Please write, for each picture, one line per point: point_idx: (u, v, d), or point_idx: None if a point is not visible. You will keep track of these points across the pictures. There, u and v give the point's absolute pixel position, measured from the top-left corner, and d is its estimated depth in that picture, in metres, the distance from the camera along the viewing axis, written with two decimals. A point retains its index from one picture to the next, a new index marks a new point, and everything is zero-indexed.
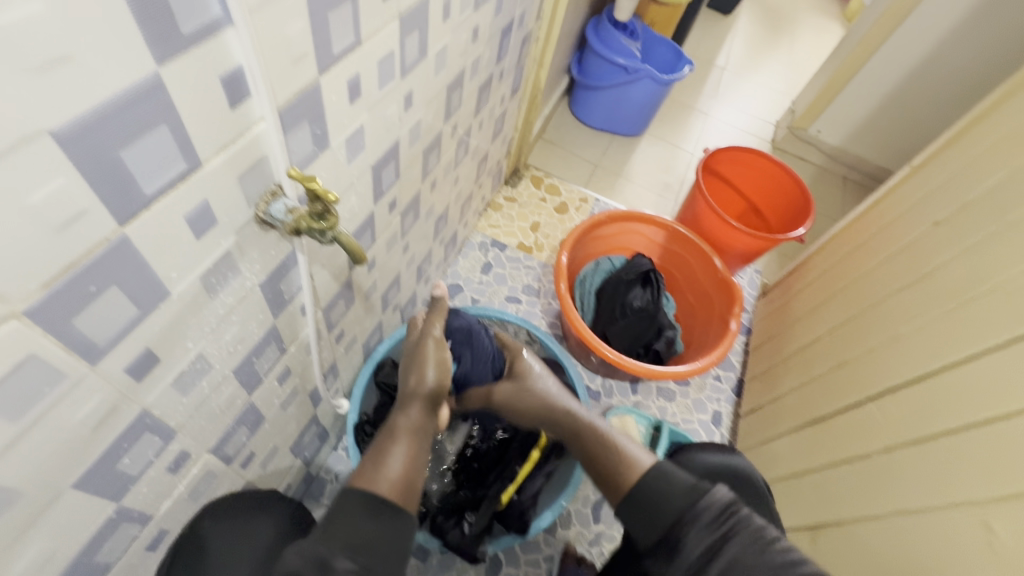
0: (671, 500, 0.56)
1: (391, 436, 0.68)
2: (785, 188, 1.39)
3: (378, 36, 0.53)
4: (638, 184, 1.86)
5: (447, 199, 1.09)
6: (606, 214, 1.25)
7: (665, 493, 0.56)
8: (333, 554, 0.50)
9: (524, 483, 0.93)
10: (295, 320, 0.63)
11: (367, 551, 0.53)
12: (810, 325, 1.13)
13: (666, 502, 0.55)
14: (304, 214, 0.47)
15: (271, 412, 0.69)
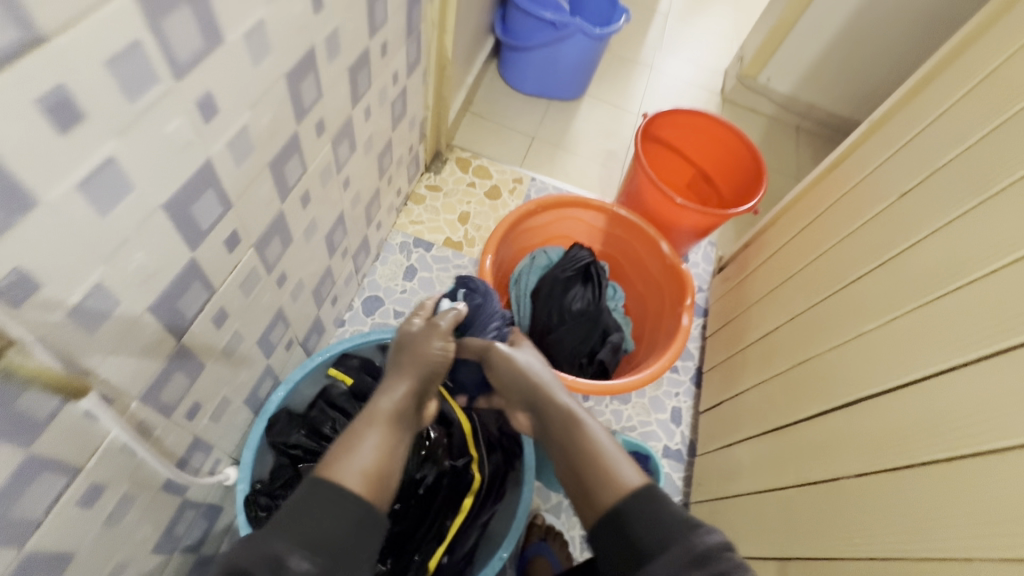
0: (663, 528, 0.53)
1: (365, 425, 0.63)
2: (735, 151, 1.25)
3: (84, 20, 0.33)
4: (580, 155, 1.68)
5: (338, 207, 0.90)
6: (535, 203, 1.08)
7: (653, 525, 0.53)
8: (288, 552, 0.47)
9: (455, 539, 0.81)
10: (78, 431, 0.46)
11: (326, 550, 0.49)
12: (767, 312, 1.01)
13: (648, 533, 0.53)
14: None
15: (87, 538, 0.53)
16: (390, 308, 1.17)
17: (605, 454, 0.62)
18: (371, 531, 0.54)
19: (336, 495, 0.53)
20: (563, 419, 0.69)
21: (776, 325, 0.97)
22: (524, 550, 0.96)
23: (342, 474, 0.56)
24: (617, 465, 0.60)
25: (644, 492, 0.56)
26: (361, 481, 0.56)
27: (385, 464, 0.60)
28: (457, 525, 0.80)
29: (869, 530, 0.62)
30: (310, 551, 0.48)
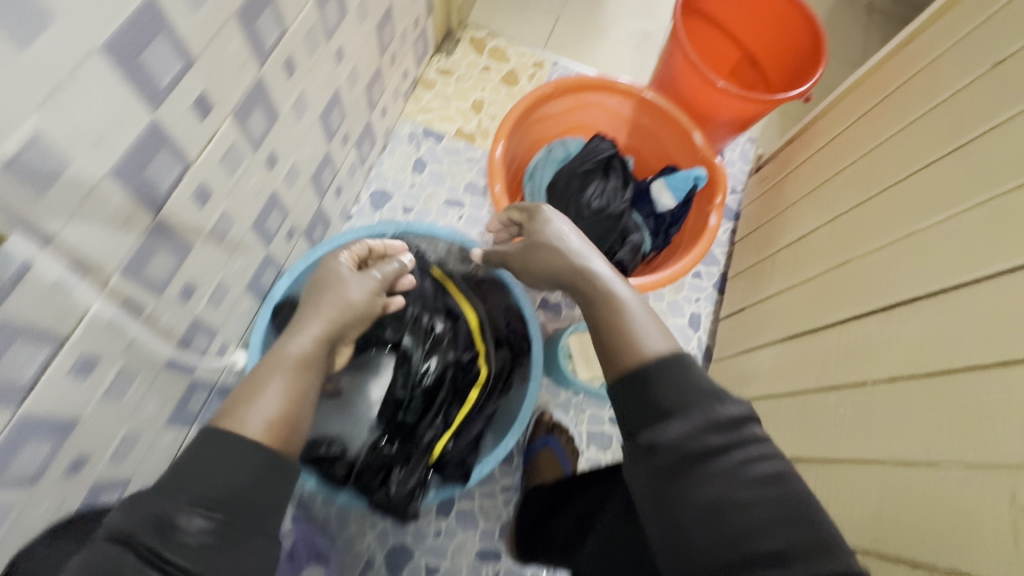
0: (693, 386, 0.45)
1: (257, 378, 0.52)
2: (791, 27, 1.06)
3: None
4: (610, 36, 1.49)
5: (334, 81, 0.81)
6: (555, 85, 0.95)
7: (674, 389, 0.45)
8: (174, 511, 0.39)
9: (462, 427, 0.82)
10: (53, 301, 0.44)
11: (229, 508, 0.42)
12: (806, 213, 0.91)
13: (675, 395, 0.45)
14: None
15: (91, 407, 0.54)
16: (398, 203, 1.11)
17: (628, 313, 0.53)
18: (281, 469, 0.46)
19: (231, 443, 0.44)
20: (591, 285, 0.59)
21: (813, 227, 0.87)
22: (531, 444, 0.97)
23: (241, 423, 0.46)
24: (641, 331, 0.51)
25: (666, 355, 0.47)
26: (266, 430, 0.47)
27: (297, 409, 0.51)
28: (463, 414, 0.82)
29: (894, 434, 0.58)
30: (205, 506, 0.41)
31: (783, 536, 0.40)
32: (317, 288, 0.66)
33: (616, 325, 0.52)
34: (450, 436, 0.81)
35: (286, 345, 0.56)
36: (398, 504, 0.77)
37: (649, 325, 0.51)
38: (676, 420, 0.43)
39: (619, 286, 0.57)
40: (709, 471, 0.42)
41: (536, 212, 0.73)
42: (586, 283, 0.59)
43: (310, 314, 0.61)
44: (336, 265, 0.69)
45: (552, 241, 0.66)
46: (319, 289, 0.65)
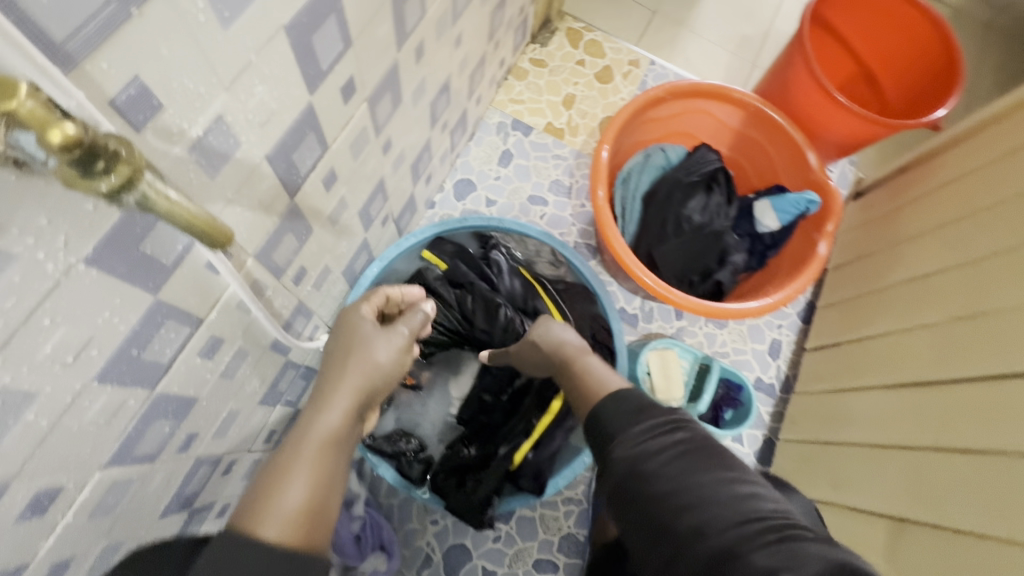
0: (643, 412, 0.52)
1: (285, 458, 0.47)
2: (925, 46, 0.98)
3: None
4: (706, 38, 1.42)
5: (448, 67, 0.79)
6: (667, 88, 0.91)
7: (620, 414, 0.53)
8: None
9: (541, 439, 0.80)
10: (203, 283, 0.43)
11: None
12: (927, 251, 0.85)
13: (618, 416, 0.53)
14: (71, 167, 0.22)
15: (208, 387, 0.53)
16: (482, 195, 1.09)
17: (591, 370, 0.62)
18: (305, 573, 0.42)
19: (250, 539, 0.41)
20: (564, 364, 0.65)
21: (936, 268, 0.81)
22: None
23: (265, 520, 0.43)
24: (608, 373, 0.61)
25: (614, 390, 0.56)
26: (293, 524, 0.43)
27: (324, 499, 0.46)
28: (544, 425, 0.79)
29: None
30: None
31: (723, 515, 0.43)
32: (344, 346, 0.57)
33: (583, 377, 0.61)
34: (529, 446, 0.78)
35: (315, 418, 0.50)
36: (473, 511, 0.75)
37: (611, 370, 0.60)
38: (620, 444, 0.50)
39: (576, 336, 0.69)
40: (642, 474, 0.48)
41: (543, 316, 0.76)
42: (566, 358, 0.66)
43: (332, 384, 0.53)
44: (359, 319, 0.60)
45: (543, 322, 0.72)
46: (345, 349, 0.57)
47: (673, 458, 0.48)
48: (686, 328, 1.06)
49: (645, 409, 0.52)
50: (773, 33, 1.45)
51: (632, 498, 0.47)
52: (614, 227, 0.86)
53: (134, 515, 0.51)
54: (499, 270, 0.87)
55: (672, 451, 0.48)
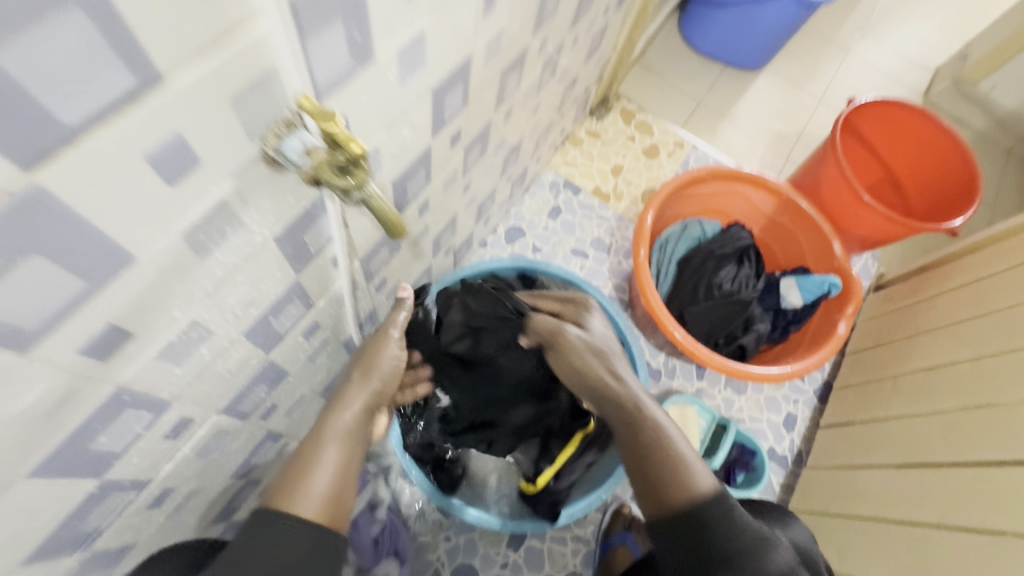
0: (746, 536, 0.54)
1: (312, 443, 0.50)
2: (946, 161, 1.09)
3: None
4: (746, 130, 1.57)
5: (522, 130, 0.92)
6: (710, 170, 1.03)
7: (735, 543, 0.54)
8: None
9: (562, 470, 0.86)
10: (325, 274, 0.53)
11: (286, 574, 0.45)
12: (942, 343, 0.91)
13: (720, 527, 0.55)
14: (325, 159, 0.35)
15: (296, 365, 0.62)
16: (530, 242, 1.20)
17: (674, 450, 0.59)
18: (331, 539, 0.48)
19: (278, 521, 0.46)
20: (653, 433, 0.60)
21: (949, 360, 0.88)
22: (607, 539, 0.95)
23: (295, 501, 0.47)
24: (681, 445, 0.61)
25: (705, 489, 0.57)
26: (321, 507, 0.48)
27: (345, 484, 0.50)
28: (566, 455, 0.85)
29: None
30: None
31: None
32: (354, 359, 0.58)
33: (680, 473, 0.57)
34: (552, 473, 0.85)
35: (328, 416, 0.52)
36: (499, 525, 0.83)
37: (687, 443, 0.61)
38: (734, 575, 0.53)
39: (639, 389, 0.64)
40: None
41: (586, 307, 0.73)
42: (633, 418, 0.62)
43: (347, 388, 0.54)
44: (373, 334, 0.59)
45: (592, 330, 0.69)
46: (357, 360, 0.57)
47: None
48: (705, 389, 1.11)
49: (748, 531, 0.55)
50: (808, 134, 1.59)
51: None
52: (651, 284, 0.96)
53: (216, 468, 0.59)
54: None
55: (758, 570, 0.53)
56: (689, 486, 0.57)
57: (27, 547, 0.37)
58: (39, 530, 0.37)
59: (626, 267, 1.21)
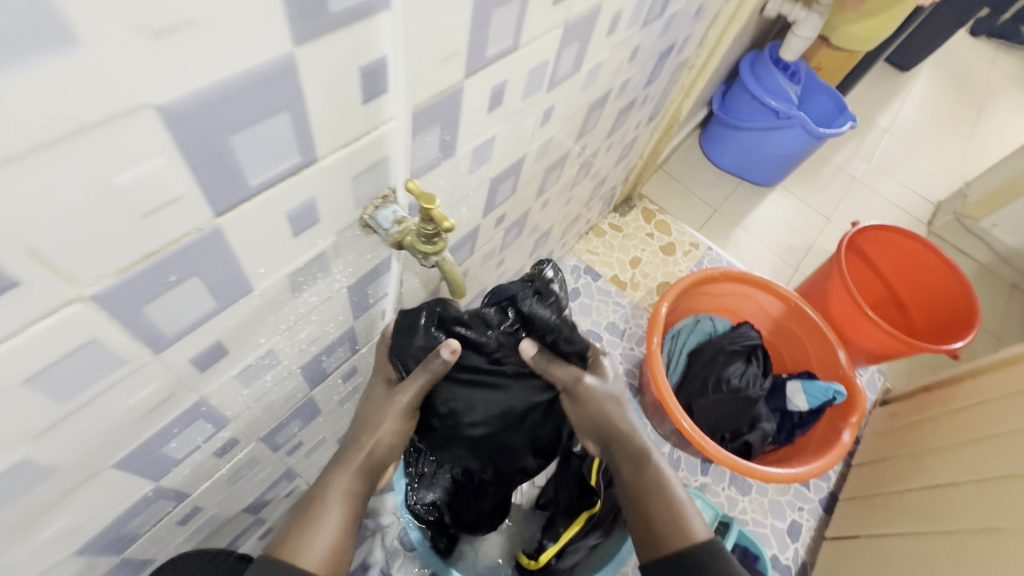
0: None
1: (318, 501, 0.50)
2: (947, 290, 1.16)
3: (537, 42, 0.46)
4: (758, 239, 1.67)
5: (554, 218, 1.02)
6: (722, 271, 1.11)
7: None
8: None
9: (565, 548, 0.85)
10: (373, 324, 0.60)
11: None
12: (944, 463, 0.93)
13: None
14: (411, 227, 0.41)
15: (328, 406, 0.66)
16: None
17: (669, 492, 0.62)
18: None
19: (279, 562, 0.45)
20: (638, 455, 0.64)
21: (951, 479, 0.89)
22: None
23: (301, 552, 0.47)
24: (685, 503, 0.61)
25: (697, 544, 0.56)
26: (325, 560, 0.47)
27: (346, 540, 0.50)
28: (569, 536, 0.84)
29: None
30: None
31: None
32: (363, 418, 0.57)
33: (677, 525, 0.59)
34: (555, 551, 0.84)
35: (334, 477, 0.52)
36: None
37: (689, 501, 0.61)
38: None
39: (644, 438, 0.65)
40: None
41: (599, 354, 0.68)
42: (637, 461, 0.63)
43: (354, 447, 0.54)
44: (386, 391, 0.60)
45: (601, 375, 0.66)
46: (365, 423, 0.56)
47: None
48: (708, 485, 1.11)
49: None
50: (817, 248, 1.69)
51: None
52: (662, 371, 1.00)
53: (238, 497, 0.61)
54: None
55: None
56: (684, 540, 0.57)
57: (82, 541, 0.40)
58: (96, 526, 0.40)
59: (638, 354, 1.26)
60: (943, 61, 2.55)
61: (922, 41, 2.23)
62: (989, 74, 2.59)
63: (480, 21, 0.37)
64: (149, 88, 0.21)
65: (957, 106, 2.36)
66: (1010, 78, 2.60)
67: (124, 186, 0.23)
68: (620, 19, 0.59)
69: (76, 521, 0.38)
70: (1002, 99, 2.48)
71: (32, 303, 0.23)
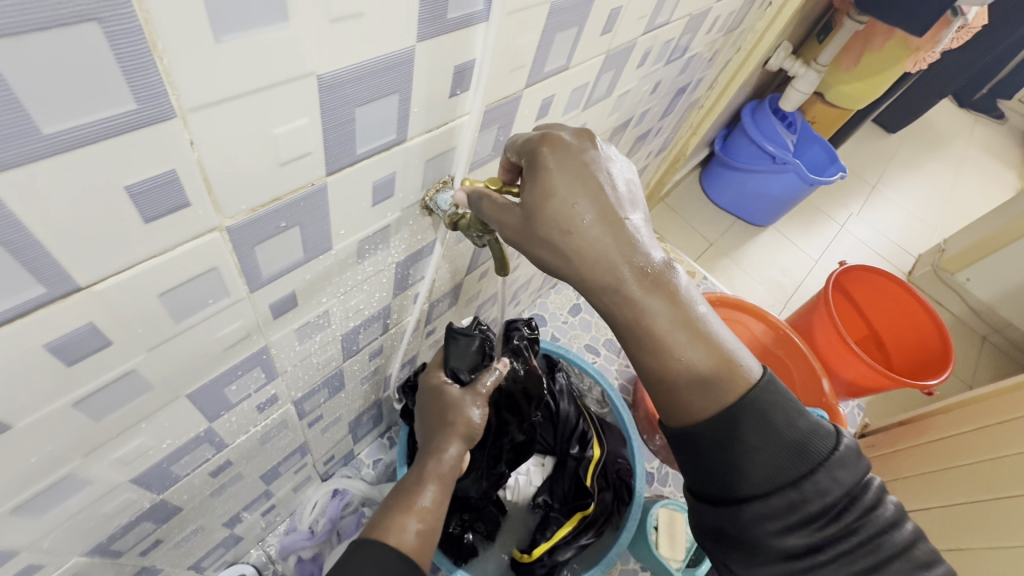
0: (740, 440, 0.42)
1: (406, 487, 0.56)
2: (926, 335, 1.23)
3: (584, 64, 0.53)
4: (751, 276, 1.76)
5: None
6: (717, 296, 1.20)
7: (750, 449, 0.42)
8: None
9: (558, 545, 0.87)
10: (405, 306, 0.64)
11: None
12: (915, 490, 1.01)
13: (774, 454, 0.42)
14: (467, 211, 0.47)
15: (351, 383, 0.70)
16: (550, 331, 1.32)
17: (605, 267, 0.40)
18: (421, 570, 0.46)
19: (394, 552, 0.45)
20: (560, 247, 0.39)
21: (922, 504, 0.98)
22: None
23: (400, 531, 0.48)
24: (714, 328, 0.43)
25: (728, 411, 0.42)
26: (418, 542, 0.49)
27: (437, 517, 0.52)
28: (561, 533, 0.87)
29: None
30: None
31: (817, 498, 0.41)
32: (437, 411, 0.65)
33: (717, 384, 0.43)
34: (547, 546, 0.86)
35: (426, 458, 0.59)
36: None
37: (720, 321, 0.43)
38: (744, 483, 0.43)
39: (604, 165, 0.40)
40: (790, 561, 0.42)
41: (580, 134, 0.42)
42: (646, 337, 0.42)
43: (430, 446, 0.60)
44: (443, 385, 0.68)
45: (564, 200, 0.39)
46: (438, 416, 0.64)
47: (849, 542, 0.41)
48: None
49: (806, 446, 0.43)
50: (804, 287, 1.78)
51: (766, 570, 0.42)
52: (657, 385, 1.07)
53: (261, 460, 0.64)
54: (560, 394, 0.98)
55: (855, 529, 0.42)
56: (718, 404, 0.43)
57: (142, 467, 0.44)
58: (156, 454, 0.44)
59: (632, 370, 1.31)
60: (925, 126, 2.73)
61: (907, 106, 2.39)
62: (968, 140, 2.77)
63: (546, 41, 0.44)
64: (317, 62, 0.27)
65: (939, 169, 2.51)
66: (987, 146, 2.79)
67: (276, 137, 0.29)
68: (650, 54, 0.67)
69: (144, 446, 0.41)
70: (979, 164, 2.65)
71: (190, 224, 0.28)
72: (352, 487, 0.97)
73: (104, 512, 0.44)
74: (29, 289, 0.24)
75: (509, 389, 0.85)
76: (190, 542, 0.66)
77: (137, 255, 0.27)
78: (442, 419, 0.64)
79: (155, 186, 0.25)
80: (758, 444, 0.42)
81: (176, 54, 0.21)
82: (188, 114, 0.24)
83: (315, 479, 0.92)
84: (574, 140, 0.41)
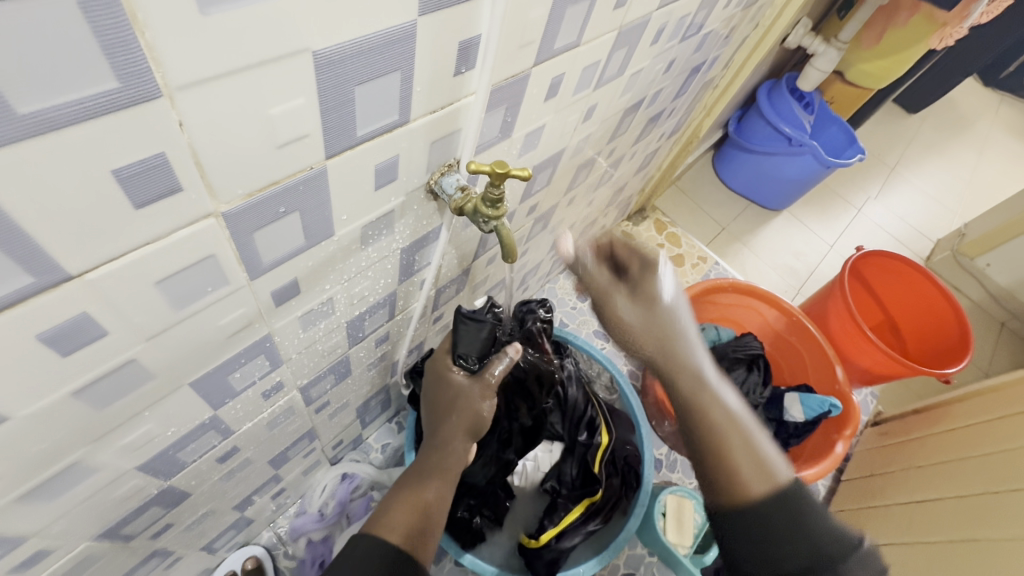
0: (779, 514, 0.46)
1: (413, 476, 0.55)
2: (944, 323, 1.20)
3: (595, 41, 0.51)
4: (763, 261, 1.72)
5: (575, 218, 1.07)
6: (730, 282, 1.17)
7: (787, 522, 0.46)
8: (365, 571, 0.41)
9: (565, 530, 0.87)
10: (411, 292, 0.63)
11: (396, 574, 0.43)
12: (928, 478, 0.98)
13: (810, 532, 0.45)
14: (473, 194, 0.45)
15: (358, 369, 0.70)
16: (558, 316, 1.30)
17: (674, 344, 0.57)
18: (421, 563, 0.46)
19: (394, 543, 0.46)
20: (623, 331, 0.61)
21: (935, 492, 0.94)
22: None
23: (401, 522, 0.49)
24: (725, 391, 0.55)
25: (773, 494, 0.47)
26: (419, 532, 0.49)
27: (440, 512, 0.53)
28: (570, 518, 0.87)
29: None
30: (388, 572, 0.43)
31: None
32: (445, 401, 0.66)
33: (761, 469, 0.49)
34: (554, 532, 0.86)
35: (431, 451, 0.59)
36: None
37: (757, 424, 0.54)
38: (780, 548, 0.45)
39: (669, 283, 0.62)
40: None
41: (652, 262, 0.62)
42: (701, 419, 0.53)
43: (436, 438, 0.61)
44: (450, 372, 0.68)
45: (649, 299, 0.60)
46: (447, 406, 0.65)
47: None
48: None
49: (841, 539, 0.45)
50: (818, 273, 1.74)
51: None
52: (667, 372, 1.05)
53: (269, 445, 0.64)
54: (569, 379, 0.95)
55: None
56: (757, 486, 0.48)
57: (147, 455, 0.43)
58: (162, 442, 0.43)
59: None
60: (948, 106, 2.64)
61: (931, 84, 2.31)
62: (993, 121, 2.68)
63: (556, 16, 0.41)
64: (313, 38, 0.25)
65: (961, 151, 2.43)
66: (1012, 127, 2.69)
67: (273, 118, 0.27)
68: (664, 30, 0.64)
69: (149, 434, 0.41)
70: (1003, 145, 2.56)
71: (184, 210, 0.27)
72: (361, 471, 0.98)
73: (111, 498, 0.44)
74: (16, 278, 0.23)
75: (520, 376, 0.86)
76: (200, 525, 0.66)
77: (129, 243, 0.26)
78: (450, 408, 0.64)
79: (145, 169, 0.24)
80: (794, 518, 0.46)
81: (160, 27, 0.20)
82: (176, 93, 0.22)
83: (324, 463, 0.93)
84: (644, 259, 0.62)
